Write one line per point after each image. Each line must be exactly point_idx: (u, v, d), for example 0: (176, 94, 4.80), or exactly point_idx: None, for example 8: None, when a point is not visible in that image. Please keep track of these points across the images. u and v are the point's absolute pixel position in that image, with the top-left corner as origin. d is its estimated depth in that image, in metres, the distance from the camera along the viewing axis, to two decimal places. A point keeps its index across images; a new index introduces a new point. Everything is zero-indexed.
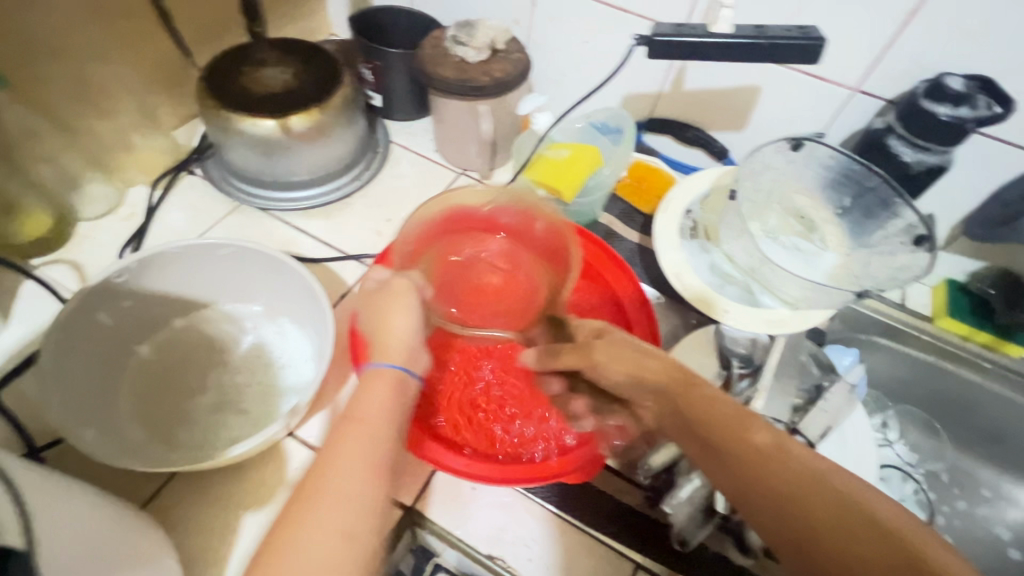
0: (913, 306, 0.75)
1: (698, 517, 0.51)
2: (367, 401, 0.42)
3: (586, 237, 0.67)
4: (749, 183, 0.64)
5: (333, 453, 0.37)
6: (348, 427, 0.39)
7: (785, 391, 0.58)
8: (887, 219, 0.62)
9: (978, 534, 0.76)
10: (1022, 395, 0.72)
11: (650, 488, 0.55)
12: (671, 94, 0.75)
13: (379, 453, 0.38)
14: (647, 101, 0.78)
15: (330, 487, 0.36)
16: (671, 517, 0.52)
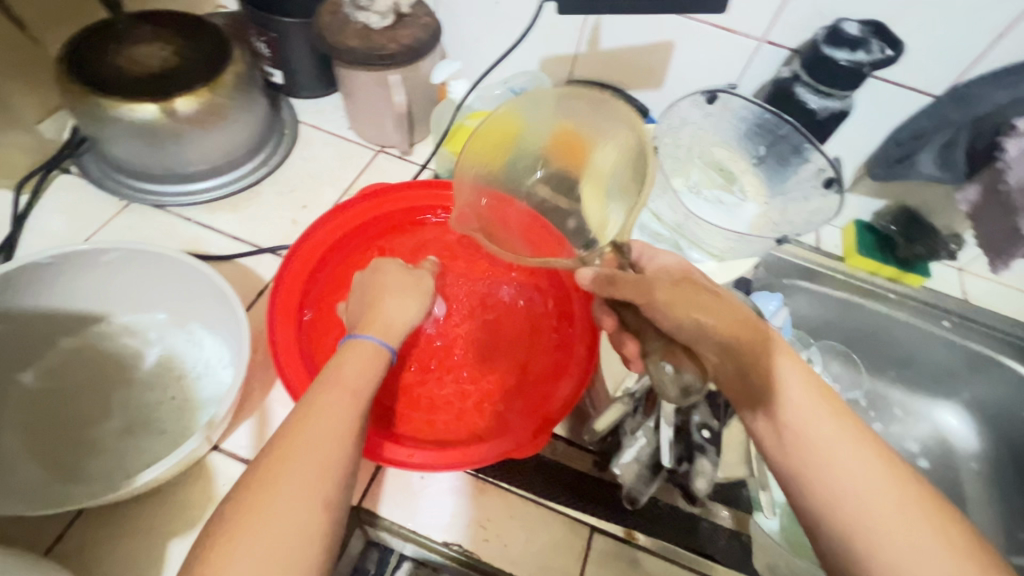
0: (826, 248, 0.80)
1: (646, 474, 0.51)
2: (354, 366, 0.42)
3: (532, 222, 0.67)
4: (669, 140, 0.65)
5: (311, 415, 0.38)
6: (323, 395, 0.39)
7: None
8: (799, 164, 0.64)
9: (892, 450, 0.84)
10: (924, 319, 0.78)
11: (599, 452, 0.57)
12: (587, 55, 0.74)
13: (349, 423, 0.39)
14: (565, 63, 0.76)
15: (305, 447, 0.36)
16: (620, 476, 0.52)
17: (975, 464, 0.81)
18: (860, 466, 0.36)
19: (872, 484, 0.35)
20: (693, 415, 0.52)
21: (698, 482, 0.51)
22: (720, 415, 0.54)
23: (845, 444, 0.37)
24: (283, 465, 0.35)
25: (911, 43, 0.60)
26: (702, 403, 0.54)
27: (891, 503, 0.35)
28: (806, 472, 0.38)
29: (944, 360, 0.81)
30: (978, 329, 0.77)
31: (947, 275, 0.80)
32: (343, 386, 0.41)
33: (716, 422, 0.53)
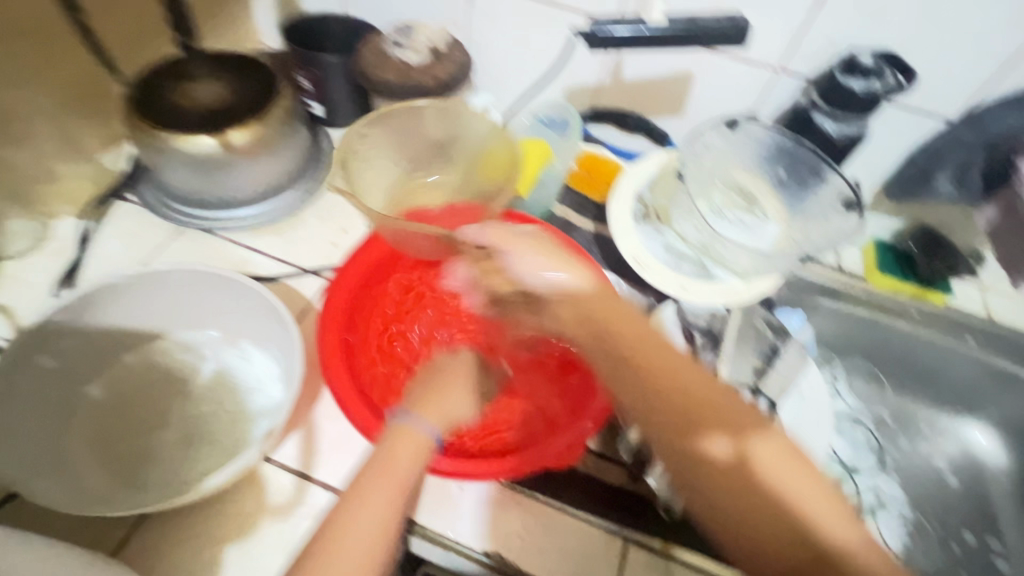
0: (849, 268, 0.82)
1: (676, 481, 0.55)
2: (406, 457, 0.46)
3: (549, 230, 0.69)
4: (693, 164, 0.69)
5: (359, 503, 0.43)
6: (373, 483, 0.44)
7: (744, 353, 0.63)
8: (820, 186, 0.67)
9: (922, 468, 0.83)
10: (947, 336, 0.80)
11: (635, 464, 0.57)
12: (610, 85, 0.78)
13: (393, 515, 0.44)
14: (589, 93, 0.80)
15: (351, 538, 0.41)
16: (653, 484, 0.56)
17: (1006, 482, 0.81)
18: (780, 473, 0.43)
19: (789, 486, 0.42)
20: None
21: None
22: None
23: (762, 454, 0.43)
24: (330, 556, 0.41)
25: (924, 70, 0.63)
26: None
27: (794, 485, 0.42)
28: (762, 495, 0.42)
29: (970, 376, 0.81)
30: (1002, 344, 0.79)
31: (970, 292, 0.80)
32: (393, 475, 0.45)
33: None
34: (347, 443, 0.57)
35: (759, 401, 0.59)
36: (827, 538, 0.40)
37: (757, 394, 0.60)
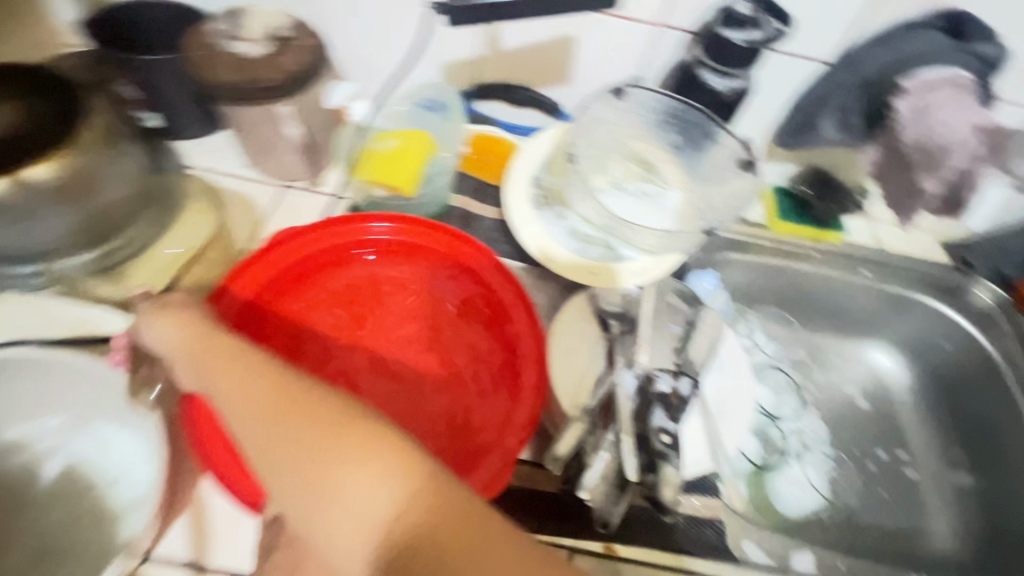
0: (752, 219, 0.83)
1: (612, 493, 0.52)
2: None
3: (440, 229, 0.63)
4: (584, 138, 0.65)
5: None
6: None
7: (661, 336, 0.60)
8: (712, 148, 0.65)
9: (837, 399, 0.87)
10: (843, 271, 0.83)
11: (566, 477, 0.52)
12: (490, 57, 0.70)
13: None
14: (469, 67, 0.72)
15: None
16: (590, 500, 0.52)
17: (909, 396, 0.87)
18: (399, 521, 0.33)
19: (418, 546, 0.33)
20: (649, 421, 0.54)
21: (665, 488, 0.53)
22: (676, 414, 0.55)
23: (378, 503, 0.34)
24: None
25: (798, 14, 0.61)
26: (656, 407, 0.55)
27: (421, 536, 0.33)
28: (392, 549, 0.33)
29: (867, 305, 0.86)
30: (895, 271, 0.83)
31: (861, 227, 0.83)
32: None
33: (672, 423, 0.54)
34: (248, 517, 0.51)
35: (682, 382, 0.57)
36: None
37: (679, 376, 0.57)
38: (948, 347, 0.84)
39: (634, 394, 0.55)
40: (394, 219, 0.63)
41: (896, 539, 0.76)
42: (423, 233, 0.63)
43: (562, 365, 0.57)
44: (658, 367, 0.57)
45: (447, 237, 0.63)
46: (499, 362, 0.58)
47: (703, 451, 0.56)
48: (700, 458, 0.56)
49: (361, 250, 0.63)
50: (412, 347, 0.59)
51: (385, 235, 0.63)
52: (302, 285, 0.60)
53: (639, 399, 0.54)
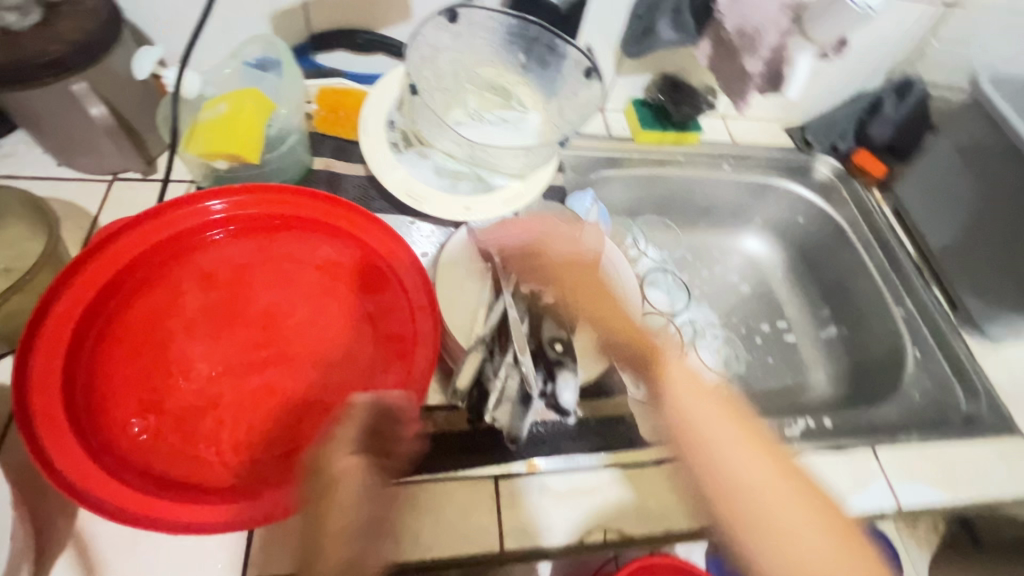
0: (617, 133, 0.87)
1: (519, 411, 0.51)
2: None
3: (289, 190, 0.59)
4: (427, 71, 0.62)
5: None
6: None
7: (541, 252, 0.59)
8: (560, 63, 0.64)
9: (721, 288, 0.95)
10: (709, 169, 0.89)
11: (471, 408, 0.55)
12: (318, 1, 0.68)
13: None
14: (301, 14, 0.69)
15: None
16: (498, 422, 0.52)
17: (780, 272, 0.97)
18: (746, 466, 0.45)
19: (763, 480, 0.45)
20: (542, 335, 0.54)
21: (569, 394, 0.52)
22: (568, 324, 0.55)
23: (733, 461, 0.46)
24: None
25: None
26: (547, 322, 0.55)
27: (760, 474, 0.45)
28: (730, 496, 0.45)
29: (733, 197, 0.93)
30: (750, 163, 0.91)
31: (715, 124, 0.92)
32: None
33: (565, 333, 0.55)
34: (144, 535, 0.48)
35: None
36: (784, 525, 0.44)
37: None
38: (803, 222, 0.94)
39: (524, 316, 0.54)
40: (234, 191, 0.58)
41: (781, 395, 0.85)
42: (270, 199, 0.59)
43: (451, 308, 0.58)
44: (545, 283, 0.57)
45: (297, 197, 0.59)
46: (386, 311, 0.56)
47: (596, 356, 0.61)
48: (593, 364, 0.61)
49: (206, 232, 0.57)
50: (293, 318, 0.55)
51: (225, 212, 0.58)
52: (153, 277, 0.55)
53: (530, 317, 0.54)
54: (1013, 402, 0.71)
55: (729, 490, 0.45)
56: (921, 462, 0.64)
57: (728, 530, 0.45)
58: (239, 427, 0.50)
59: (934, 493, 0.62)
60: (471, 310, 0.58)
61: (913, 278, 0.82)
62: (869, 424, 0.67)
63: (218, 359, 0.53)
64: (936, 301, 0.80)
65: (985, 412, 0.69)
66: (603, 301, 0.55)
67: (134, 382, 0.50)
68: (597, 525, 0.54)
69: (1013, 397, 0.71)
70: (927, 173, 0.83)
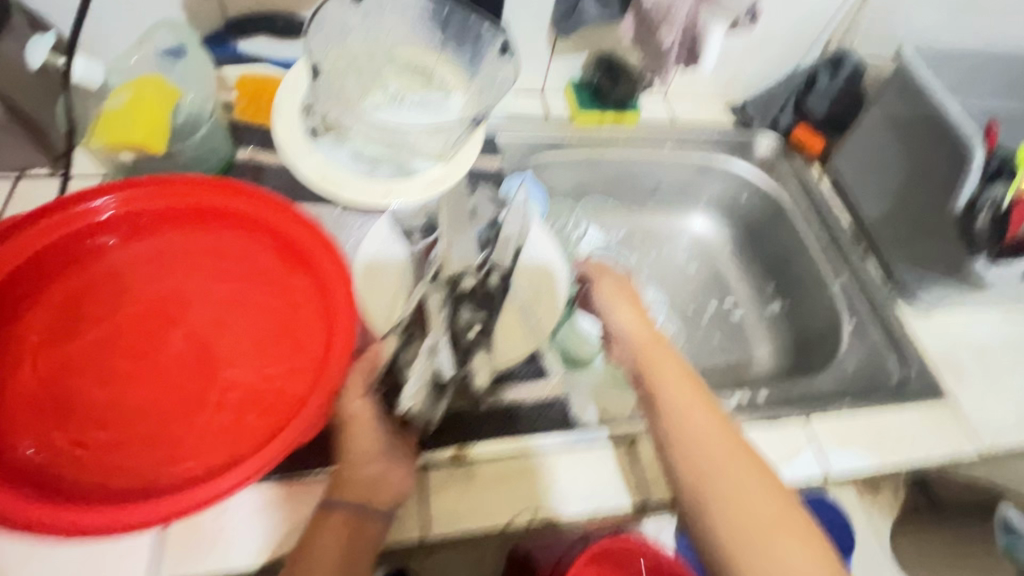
0: (556, 114, 0.86)
1: (431, 396, 0.49)
2: None
3: (184, 180, 0.58)
4: (339, 55, 0.60)
5: None
6: None
7: (463, 233, 0.56)
8: (476, 40, 0.62)
9: (668, 267, 0.95)
10: (650, 148, 0.89)
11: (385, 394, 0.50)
12: None
13: None
14: None
15: None
16: (410, 408, 0.48)
17: (727, 249, 0.97)
18: (695, 417, 0.50)
19: (699, 426, 0.50)
20: (460, 319, 0.50)
21: (478, 377, 0.53)
22: (487, 308, 0.52)
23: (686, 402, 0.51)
24: None
25: None
26: (466, 304, 0.51)
27: (701, 423, 0.50)
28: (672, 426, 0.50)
29: (677, 177, 0.93)
30: (690, 142, 0.91)
31: (656, 103, 0.92)
32: None
33: (485, 317, 0.52)
34: (45, 548, 0.46)
35: (491, 275, 0.55)
36: (711, 469, 0.48)
37: (489, 271, 0.54)
38: (746, 199, 0.94)
39: (444, 301, 0.50)
40: (121, 184, 0.56)
41: (727, 371, 0.85)
42: (163, 190, 0.57)
43: (365, 293, 0.56)
44: (466, 265, 0.53)
45: (188, 188, 0.58)
46: (299, 292, 0.56)
47: (522, 338, 0.58)
48: (518, 346, 0.57)
49: (101, 234, 0.56)
50: (209, 313, 0.55)
51: (117, 208, 0.56)
52: (58, 279, 0.53)
53: (449, 302, 0.50)
54: (942, 367, 0.72)
55: (709, 471, 0.48)
56: (851, 430, 0.64)
57: (701, 509, 0.47)
58: (153, 424, 0.49)
59: (863, 458, 0.63)
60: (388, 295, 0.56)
61: (849, 250, 0.82)
62: (803, 395, 0.69)
63: (131, 357, 0.52)
64: (872, 273, 0.80)
65: (915, 378, 0.70)
66: (631, 305, 0.61)
67: (33, 388, 0.49)
68: (525, 509, 0.53)
69: (943, 362, 0.72)
70: (863, 146, 0.82)
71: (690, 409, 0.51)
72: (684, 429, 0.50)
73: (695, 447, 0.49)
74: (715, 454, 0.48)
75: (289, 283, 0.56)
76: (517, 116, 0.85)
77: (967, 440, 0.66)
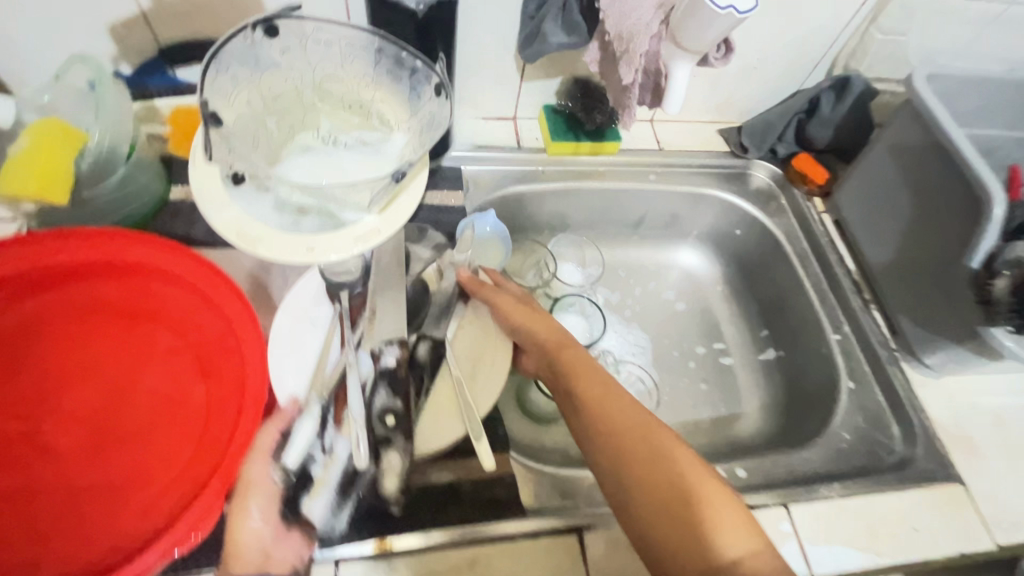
0: (529, 144, 0.79)
1: (336, 499, 0.48)
2: None
3: (69, 233, 0.52)
4: (259, 94, 0.54)
5: None
6: None
7: (398, 306, 0.56)
8: (413, 77, 0.56)
9: (654, 306, 0.87)
10: (632, 180, 0.81)
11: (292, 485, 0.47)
12: (158, 11, 0.59)
13: None
14: (139, 27, 0.60)
15: None
16: (314, 509, 0.47)
17: (719, 286, 0.89)
18: (608, 404, 0.51)
19: (610, 412, 0.51)
20: (374, 404, 0.52)
21: (387, 480, 0.50)
22: (404, 394, 0.53)
23: (600, 392, 0.53)
24: None
25: None
26: (382, 386, 0.52)
27: (613, 409, 0.51)
28: (586, 416, 0.51)
29: (664, 209, 0.85)
30: (678, 172, 0.83)
31: (640, 130, 0.84)
32: None
33: (401, 404, 0.52)
34: None
35: (419, 347, 0.58)
36: (623, 452, 0.48)
37: (416, 343, 0.58)
38: (740, 234, 0.86)
39: (364, 381, 0.52)
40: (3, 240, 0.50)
41: (713, 428, 0.77)
42: (47, 243, 0.51)
43: (280, 361, 0.53)
44: (386, 341, 0.54)
45: (76, 239, 0.52)
46: (211, 349, 0.51)
47: (453, 416, 0.55)
48: (448, 428, 0.54)
49: None
50: (111, 373, 0.50)
51: None
52: None
53: (370, 385, 0.52)
54: (952, 442, 0.63)
55: (625, 454, 0.48)
56: (842, 518, 0.56)
57: (620, 495, 0.47)
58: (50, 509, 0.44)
59: (853, 557, 0.54)
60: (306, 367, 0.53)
61: (851, 299, 0.74)
62: (789, 475, 0.61)
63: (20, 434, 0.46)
64: (876, 327, 0.72)
65: (919, 455, 0.62)
66: (534, 315, 0.60)
67: None
68: None
69: (953, 436, 0.64)
70: (872, 182, 0.73)
71: (602, 397, 0.52)
72: (597, 418, 0.51)
73: (609, 437, 0.49)
74: (627, 435, 0.49)
75: (199, 334, 0.52)
76: (485, 146, 0.78)
77: (980, 534, 0.58)
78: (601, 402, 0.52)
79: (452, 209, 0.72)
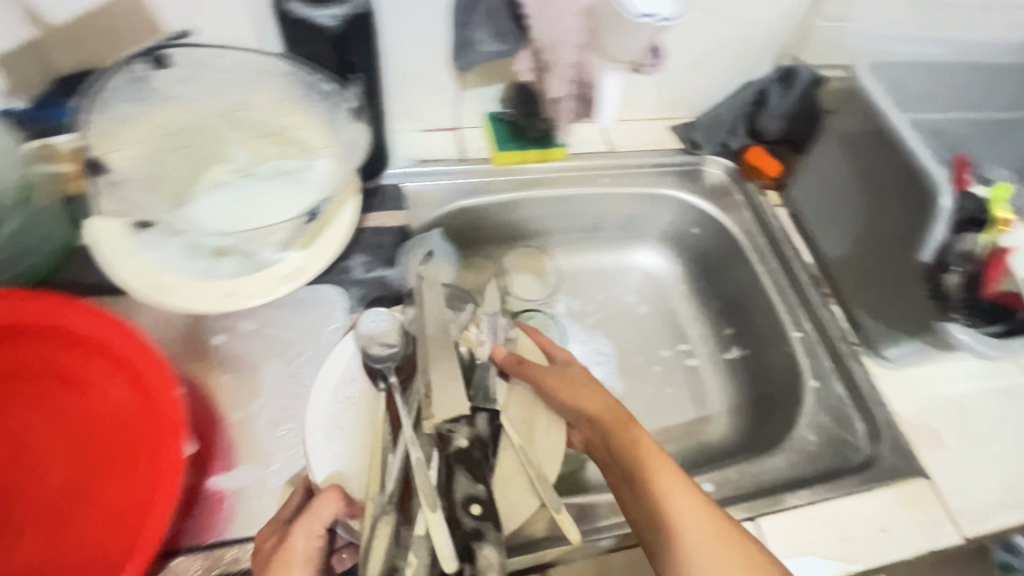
0: (475, 153, 0.76)
1: None
2: None
3: None
4: (169, 130, 0.51)
5: None
6: None
7: (449, 372, 0.52)
8: (328, 98, 0.52)
9: (617, 311, 0.84)
10: (584, 184, 0.78)
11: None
12: (47, 39, 0.54)
13: None
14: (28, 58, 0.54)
15: None
16: None
17: (683, 286, 0.87)
18: (665, 489, 0.46)
19: (668, 500, 0.45)
20: (455, 493, 0.46)
21: None
22: (483, 475, 0.48)
23: (658, 474, 0.47)
24: None
25: None
26: (460, 471, 0.47)
27: (671, 496, 0.45)
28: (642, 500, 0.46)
29: (620, 211, 0.82)
30: (631, 173, 0.80)
31: (588, 131, 0.81)
32: None
33: (483, 489, 0.47)
34: None
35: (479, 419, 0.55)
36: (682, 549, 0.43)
37: (476, 412, 0.55)
38: (697, 233, 0.84)
39: (433, 466, 0.48)
40: None
41: (682, 435, 0.75)
42: None
43: (326, 443, 0.52)
44: (451, 420, 0.50)
45: None
46: (127, 414, 0.47)
47: (525, 491, 0.53)
48: (520, 504, 0.52)
49: None
50: (24, 448, 0.46)
51: None
52: None
53: (438, 470, 0.48)
54: (916, 435, 0.63)
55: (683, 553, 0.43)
56: (810, 526, 0.55)
57: None
58: None
59: (825, 568, 0.53)
60: (352, 450, 0.53)
61: (810, 294, 0.73)
62: (757, 484, 0.59)
63: None
64: (836, 320, 0.71)
65: (886, 452, 0.61)
66: (585, 390, 0.56)
67: None
68: None
69: (917, 429, 0.63)
70: (821, 174, 0.73)
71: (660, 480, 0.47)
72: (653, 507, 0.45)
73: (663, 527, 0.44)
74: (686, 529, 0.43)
75: (115, 398, 0.47)
76: (427, 159, 0.74)
77: (947, 528, 0.57)
78: (658, 486, 0.46)
79: (396, 231, 0.68)
